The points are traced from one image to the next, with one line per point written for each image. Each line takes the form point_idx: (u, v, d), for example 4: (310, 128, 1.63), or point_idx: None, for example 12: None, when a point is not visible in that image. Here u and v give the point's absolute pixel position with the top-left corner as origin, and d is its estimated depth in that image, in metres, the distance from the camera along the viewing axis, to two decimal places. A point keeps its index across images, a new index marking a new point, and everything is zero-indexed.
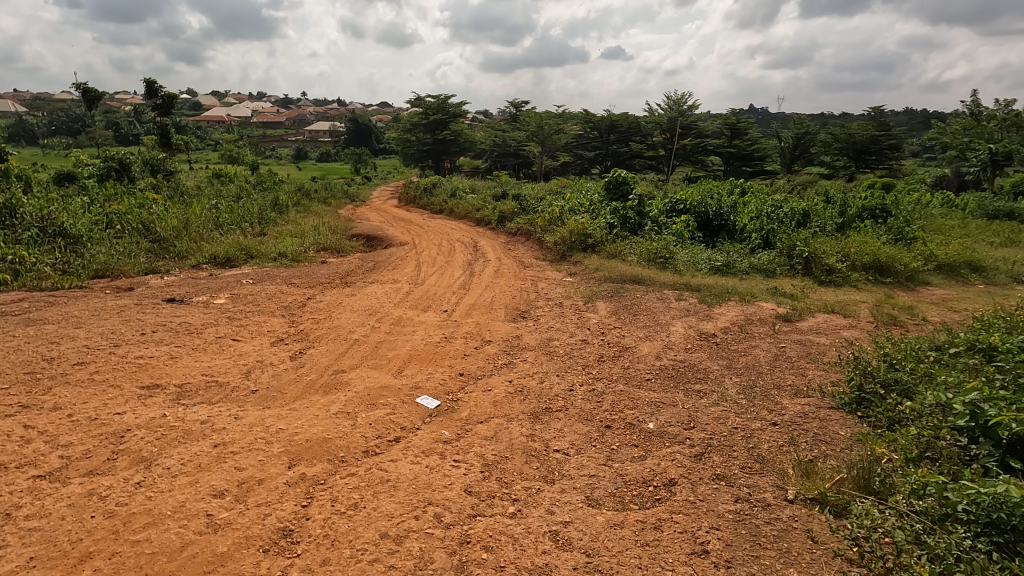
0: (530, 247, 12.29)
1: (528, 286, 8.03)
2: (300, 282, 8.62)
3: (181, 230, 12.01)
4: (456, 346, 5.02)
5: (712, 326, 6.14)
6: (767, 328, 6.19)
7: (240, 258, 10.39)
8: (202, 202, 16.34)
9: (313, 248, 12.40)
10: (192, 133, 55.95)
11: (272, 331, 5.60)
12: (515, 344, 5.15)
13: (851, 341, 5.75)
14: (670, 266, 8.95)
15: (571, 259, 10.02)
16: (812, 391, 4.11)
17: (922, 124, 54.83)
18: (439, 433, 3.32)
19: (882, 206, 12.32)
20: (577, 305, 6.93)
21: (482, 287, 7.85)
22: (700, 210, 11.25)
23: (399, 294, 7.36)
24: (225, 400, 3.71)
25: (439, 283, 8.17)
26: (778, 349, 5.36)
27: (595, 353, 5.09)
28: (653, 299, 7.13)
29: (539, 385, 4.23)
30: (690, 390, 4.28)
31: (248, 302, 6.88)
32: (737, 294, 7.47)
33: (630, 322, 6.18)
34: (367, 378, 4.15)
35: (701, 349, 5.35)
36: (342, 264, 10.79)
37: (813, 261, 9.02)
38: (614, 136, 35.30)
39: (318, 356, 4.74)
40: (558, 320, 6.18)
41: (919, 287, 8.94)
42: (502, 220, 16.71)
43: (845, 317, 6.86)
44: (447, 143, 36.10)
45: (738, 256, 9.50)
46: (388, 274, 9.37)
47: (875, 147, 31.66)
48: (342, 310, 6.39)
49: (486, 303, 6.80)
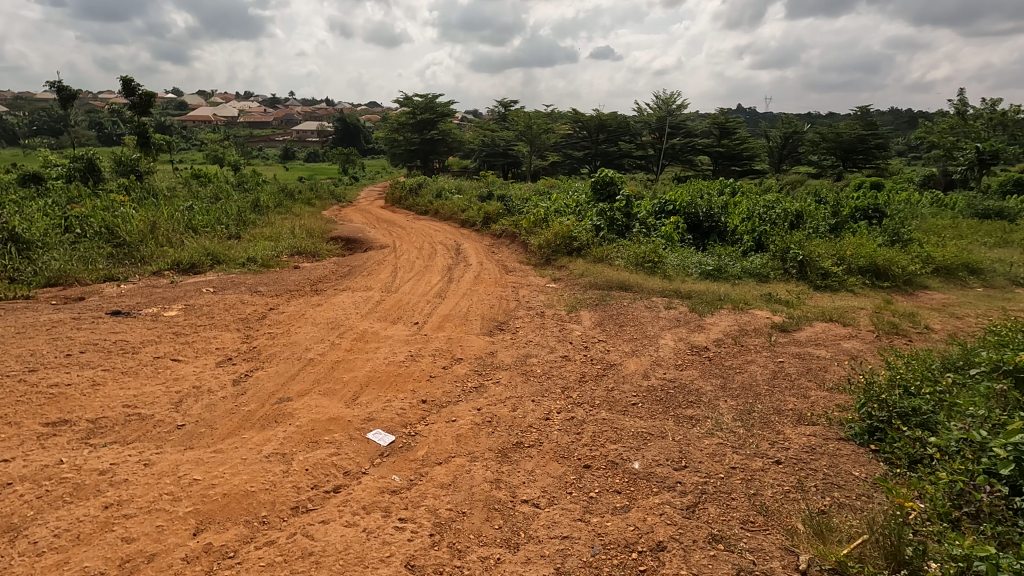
0: (514, 251, 11.83)
1: (509, 293, 7.55)
2: (266, 291, 8.08)
3: (147, 234, 11.40)
4: (422, 366, 4.52)
5: (704, 338, 5.69)
6: (763, 339, 5.75)
7: (207, 264, 9.82)
8: (176, 203, 15.69)
9: (288, 252, 11.84)
10: (175, 133, 54.96)
11: (221, 349, 5.06)
12: (488, 363, 4.66)
13: (852, 355, 5.32)
14: (659, 271, 8.51)
15: (556, 264, 9.55)
16: (818, 419, 3.65)
17: (907, 125, 55.19)
18: (388, 480, 2.82)
19: (875, 206, 11.97)
20: (560, 315, 6.46)
21: (459, 295, 7.37)
22: (690, 211, 10.84)
23: (369, 304, 6.86)
24: (142, 439, 3.18)
25: (413, 290, 7.68)
26: (777, 366, 4.91)
27: (577, 372, 4.62)
28: (640, 308, 6.68)
29: (511, 413, 3.74)
30: (681, 418, 3.82)
31: (203, 314, 6.34)
32: (729, 301, 7.03)
33: (615, 334, 5.71)
34: (314, 408, 3.63)
35: (691, 365, 4.90)
36: (316, 270, 10.25)
37: (808, 264, 8.61)
38: (603, 136, 34.93)
39: (264, 380, 4.22)
40: (538, 332, 5.70)
41: (917, 291, 8.57)
42: (487, 222, 16.22)
43: (844, 326, 6.45)
44: (433, 143, 35.57)
45: (730, 260, 9.07)
46: (362, 281, 8.86)
47: (862, 146, 31.57)
48: (303, 323, 5.86)
49: (461, 314, 6.30)
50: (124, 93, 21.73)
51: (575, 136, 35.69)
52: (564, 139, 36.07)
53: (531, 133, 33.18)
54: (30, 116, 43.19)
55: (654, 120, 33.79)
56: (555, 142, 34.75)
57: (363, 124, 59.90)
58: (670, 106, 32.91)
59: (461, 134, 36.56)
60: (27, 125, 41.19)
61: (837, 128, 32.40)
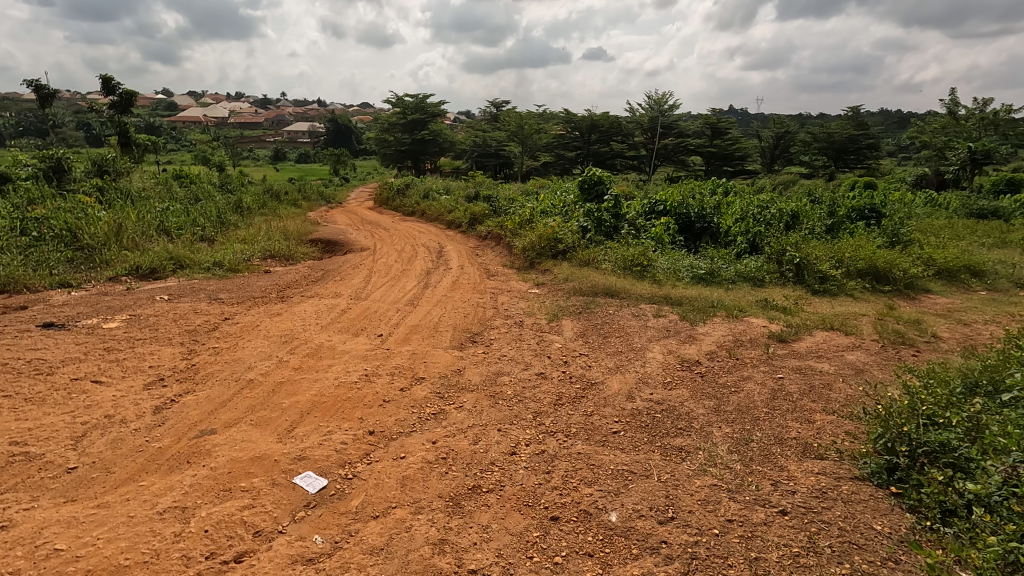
0: (498, 254, 11.29)
1: (487, 300, 7.03)
2: (228, 298, 7.50)
3: (112, 237, 10.80)
4: (376, 388, 3.97)
5: (695, 351, 5.19)
6: (759, 352, 5.26)
7: (169, 269, 9.21)
8: (150, 204, 15.07)
9: (260, 256, 11.27)
10: (163, 133, 54.14)
11: (154, 368, 4.50)
12: (453, 384, 4.12)
13: (857, 370, 4.83)
14: (648, 275, 8.02)
15: (540, 268, 9.04)
16: (826, 454, 3.15)
17: (898, 126, 55.22)
18: (307, 545, 2.30)
19: (872, 206, 11.55)
20: (540, 325, 5.94)
21: (433, 302, 6.83)
22: (681, 212, 10.38)
23: (333, 313, 6.31)
24: (16, 488, 2.64)
25: (384, 298, 7.13)
26: (777, 384, 4.40)
27: (553, 393, 4.09)
28: (627, 316, 6.17)
29: (471, 447, 3.21)
30: (670, 449, 3.31)
31: (147, 325, 5.76)
32: (722, 308, 6.55)
33: (599, 347, 5.19)
34: (237, 444, 3.08)
35: (681, 384, 4.38)
36: (287, 275, 9.68)
37: (805, 267, 8.13)
38: (594, 136, 34.47)
39: (192, 405, 3.66)
40: (513, 346, 5.18)
41: (919, 295, 8.13)
42: (474, 223, 15.68)
43: (846, 335, 5.98)
44: (423, 143, 35.05)
45: (723, 263, 8.58)
46: (332, 286, 8.31)
47: (854, 146, 31.34)
48: (255, 336, 5.30)
49: (431, 324, 5.76)
50: (103, 92, 21.02)
51: (566, 137, 35.24)
52: (555, 139, 35.57)
53: (522, 132, 32.68)
54: (12, 115, 42.29)
55: (646, 120, 33.38)
56: (546, 142, 34.25)
57: (354, 125, 59.16)
58: (662, 106, 32.58)
59: (451, 134, 36.00)
60: (11, 125, 40.41)
61: (829, 128, 32.14)
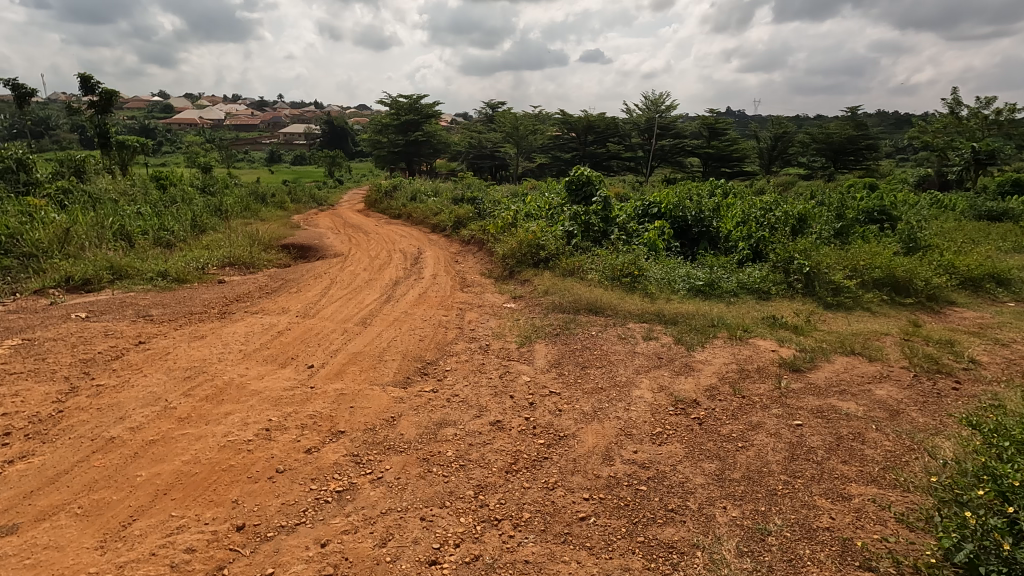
0: (478, 261, 10.38)
1: (452, 318, 6.10)
2: (158, 316, 6.53)
3: (57, 244, 9.83)
4: (273, 450, 3.02)
5: (693, 386, 4.25)
6: (769, 387, 4.33)
7: (106, 279, 8.23)
8: (114, 207, 14.11)
9: (219, 264, 10.29)
10: (157, 135, 53.25)
11: (5, 417, 3.54)
12: (380, 442, 3.18)
13: (893, 414, 3.92)
14: (639, 287, 7.10)
15: (519, 278, 8.11)
16: (875, 564, 2.24)
17: (894, 126, 54.59)
18: None
19: (882, 208, 10.67)
20: (508, 351, 5.00)
21: (389, 321, 5.87)
22: (677, 215, 9.49)
23: (268, 335, 5.37)
24: None
25: (336, 315, 6.20)
26: (794, 436, 3.47)
27: (509, 455, 3.14)
28: (611, 339, 5.24)
29: (374, 554, 2.27)
30: (656, 551, 2.39)
31: (35, 354, 4.80)
32: (723, 327, 5.63)
33: (575, 382, 4.24)
34: (30, 558, 2.16)
35: (674, 436, 3.45)
36: (241, 286, 8.72)
37: (815, 278, 7.24)
38: (591, 137, 33.25)
39: (13, 480, 2.71)
40: (471, 381, 4.24)
41: (943, 308, 7.23)
42: (458, 227, 14.76)
43: (871, 361, 5.07)
44: (416, 145, 34.21)
45: (724, 272, 7.67)
46: (284, 300, 7.37)
47: (853, 147, 30.53)
48: (157, 369, 4.34)
49: (376, 352, 4.80)
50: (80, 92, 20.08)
51: (562, 138, 34.33)
52: (550, 140, 34.67)
53: (517, 134, 31.79)
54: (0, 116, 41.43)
55: (642, 122, 32.58)
56: (541, 144, 33.39)
57: (350, 126, 58.31)
58: (659, 107, 31.77)
59: (444, 135, 35.15)
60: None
61: (827, 128, 31.35)
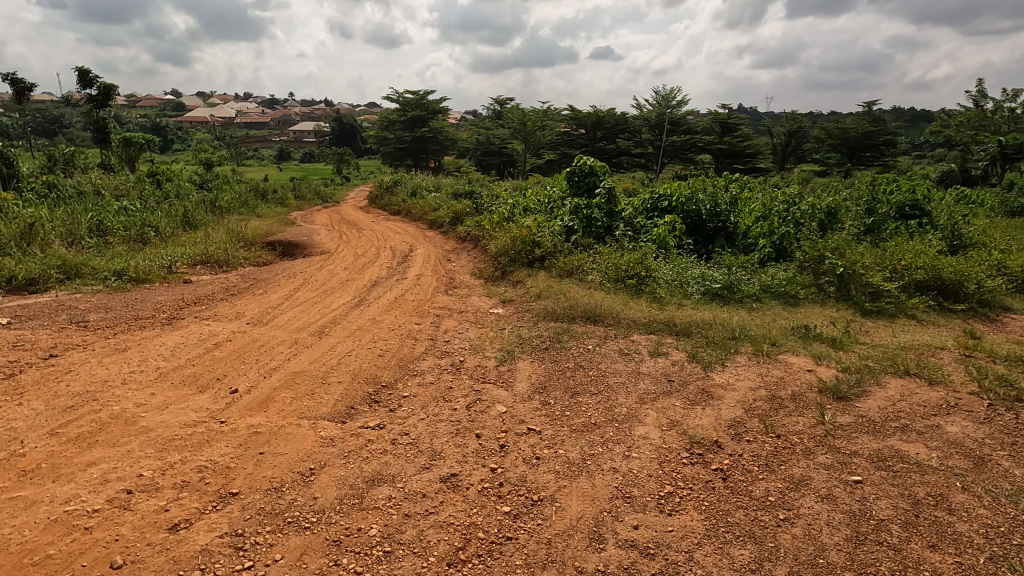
0: (471, 259, 9.51)
1: (426, 327, 5.20)
2: (93, 323, 5.69)
3: (15, 241, 9.04)
4: (122, 527, 2.15)
5: (713, 422, 3.32)
6: (810, 422, 3.39)
7: (55, 279, 7.41)
8: (94, 202, 13.36)
9: (192, 263, 9.47)
10: (167, 133, 52.79)
11: None
12: (279, 514, 2.29)
13: (979, 464, 2.97)
14: (646, 290, 6.17)
15: (511, 279, 7.21)
16: None
17: (913, 121, 52.94)
18: None
19: (916, 202, 9.62)
20: (485, 371, 4.09)
21: (350, 330, 4.97)
22: (689, 209, 8.54)
23: (200, 348, 4.50)
24: None
25: (292, 323, 5.33)
26: (854, 502, 2.54)
27: (457, 535, 2.25)
28: (610, 356, 4.31)
29: None
30: None
31: None
32: (746, 341, 4.70)
33: (562, 416, 3.33)
34: None
35: (690, 502, 2.53)
36: (205, 286, 7.88)
37: (849, 279, 6.28)
38: (601, 133, 31.71)
39: None
40: (428, 414, 3.33)
41: (1000, 316, 6.22)
42: (455, 223, 13.90)
43: (931, 385, 4.10)
44: (422, 141, 33.46)
45: (743, 274, 6.71)
46: (245, 303, 6.53)
47: (870, 142, 29.23)
48: (38, 395, 3.46)
49: (321, 371, 3.91)
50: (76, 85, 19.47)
51: (571, 134, 33.33)
52: (559, 136, 33.67)
53: (524, 129, 30.85)
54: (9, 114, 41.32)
55: (652, 117, 31.51)
56: (548, 139, 32.41)
57: (359, 123, 57.71)
58: (670, 102, 30.69)
59: (449, 131, 34.35)
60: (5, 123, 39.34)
61: (843, 123, 30.07)
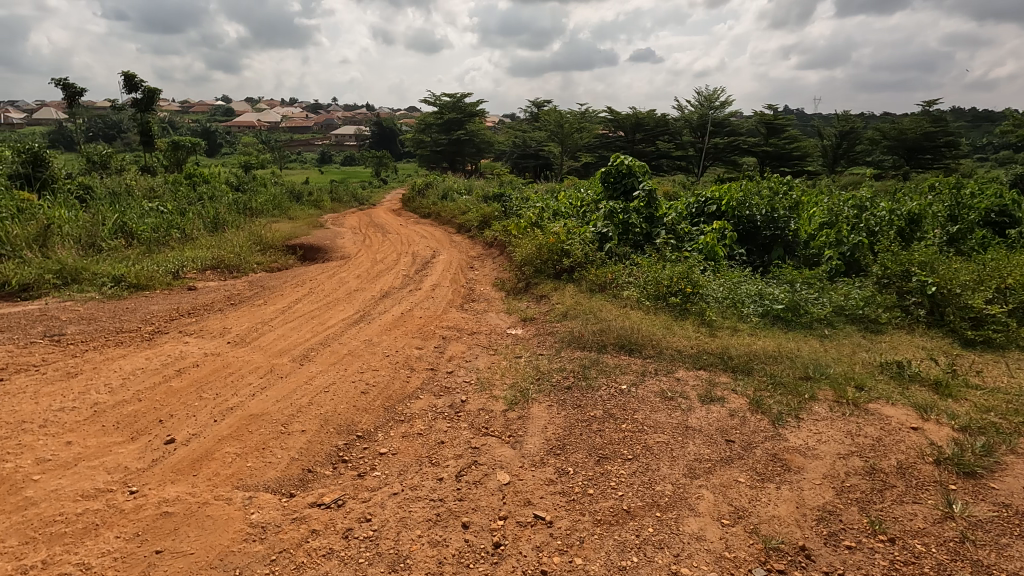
0: (495, 267, 8.71)
1: (428, 352, 4.39)
2: (67, 336, 5.12)
3: (27, 242, 8.74)
4: None
5: (796, 515, 2.37)
6: (934, 517, 2.40)
7: (50, 285, 6.97)
8: (120, 203, 13.21)
9: (204, 268, 9.00)
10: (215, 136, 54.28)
11: None
12: None
13: None
14: (691, 309, 5.22)
15: (535, 292, 6.37)
16: None
17: (976, 121, 49.46)
18: None
19: (1005, 208, 8.30)
20: (489, 418, 3.24)
21: (337, 356, 4.20)
22: (740, 214, 7.50)
23: (158, 375, 3.81)
24: None
25: (274, 344, 4.61)
26: None
27: None
28: (649, 402, 3.39)
29: None
30: None
31: None
32: (824, 383, 3.69)
33: (583, 496, 2.46)
34: None
35: None
36: (207, 294, 7.31)
37: (943, 300, 5.15)
38: (640, 135, 30.54)
39: None
40: (403, 488, 2.50)
41: None
42: (484, 227, 13.15)
43: None
44: (456, 143, 33.04)
45: (809, 291, 5.67)
46: (237, 315, 5.88)
47: (931, 143, 27.08)
48: None
49: (285, 415, 3.15)
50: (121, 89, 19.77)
51: (608, 136, 32.27)
52: (596, 138, 32.67)
53: (561, 131, 30.01)
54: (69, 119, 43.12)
55: (694, 117, 30.16)
56: (586, 142, 31.47)
57: (397, 127, 58.00)
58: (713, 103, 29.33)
59: (484, 133, 33.79)
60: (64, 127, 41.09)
61: (901, 123, 28.00)
